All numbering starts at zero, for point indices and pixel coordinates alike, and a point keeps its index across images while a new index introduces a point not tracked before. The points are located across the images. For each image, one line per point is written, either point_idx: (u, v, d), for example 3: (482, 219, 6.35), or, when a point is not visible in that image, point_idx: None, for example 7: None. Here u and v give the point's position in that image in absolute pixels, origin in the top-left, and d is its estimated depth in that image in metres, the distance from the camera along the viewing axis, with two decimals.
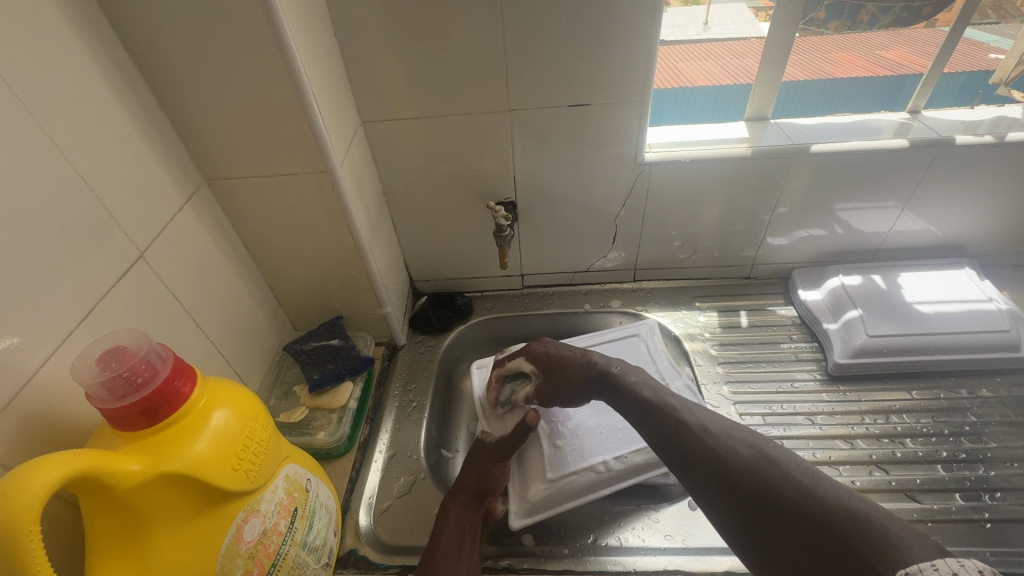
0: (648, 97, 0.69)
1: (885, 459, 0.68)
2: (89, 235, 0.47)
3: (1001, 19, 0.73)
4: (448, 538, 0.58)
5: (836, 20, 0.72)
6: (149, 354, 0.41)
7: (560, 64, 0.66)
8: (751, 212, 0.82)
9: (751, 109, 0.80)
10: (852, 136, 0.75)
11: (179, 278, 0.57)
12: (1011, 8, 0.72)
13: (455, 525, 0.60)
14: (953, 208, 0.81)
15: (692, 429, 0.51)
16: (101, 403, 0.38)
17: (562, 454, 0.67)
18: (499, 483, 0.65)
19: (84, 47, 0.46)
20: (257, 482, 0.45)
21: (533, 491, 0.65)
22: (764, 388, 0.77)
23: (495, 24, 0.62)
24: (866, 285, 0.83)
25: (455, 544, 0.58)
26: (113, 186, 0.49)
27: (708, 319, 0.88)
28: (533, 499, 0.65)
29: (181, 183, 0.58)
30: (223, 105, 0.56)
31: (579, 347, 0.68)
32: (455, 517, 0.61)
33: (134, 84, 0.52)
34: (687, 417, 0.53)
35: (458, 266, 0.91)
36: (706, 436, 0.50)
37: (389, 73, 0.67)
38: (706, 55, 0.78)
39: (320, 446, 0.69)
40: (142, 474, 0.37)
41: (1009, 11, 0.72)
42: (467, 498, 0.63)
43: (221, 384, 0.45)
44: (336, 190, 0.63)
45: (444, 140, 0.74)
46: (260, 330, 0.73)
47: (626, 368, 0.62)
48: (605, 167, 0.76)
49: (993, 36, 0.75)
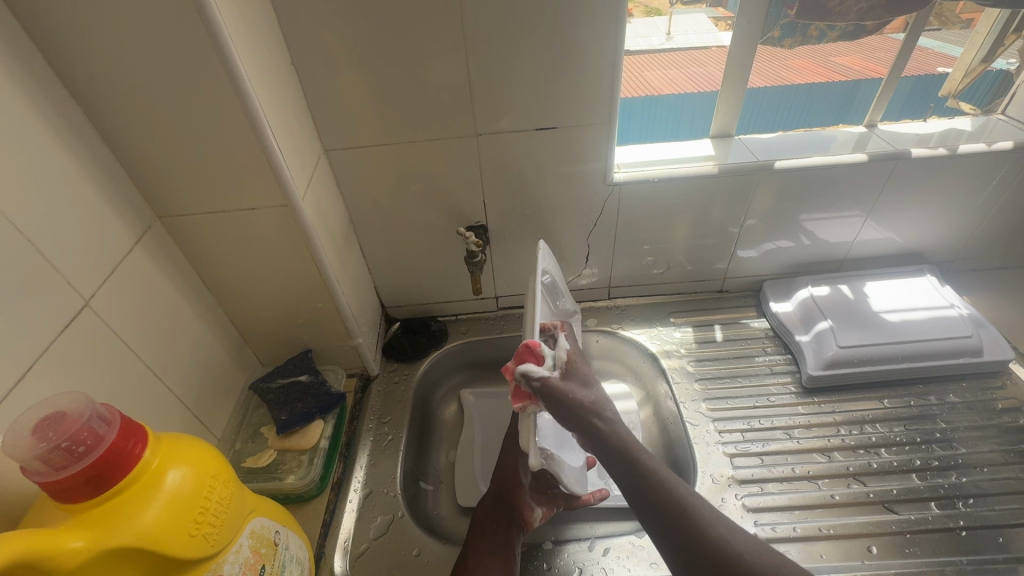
0: (614, 118, 0.69)
1: (862, 471, 0.68)
2: (25, 286, 0.44)
3: (944, 25, 0.75)
4: (482, 541, 0.60)
5: (791, 36, 0.73)
6: (93, 419, 0.37)
7: (525, 86, 0.65)
8: (720, 225, 0.82)
9: (716, 126, 0.82)
10: (811, 152, 0.77)
11: (130, 324, 0.54)
12: (952, 15, 0.74)
13: (486, 524, 0.62)
14: (913, 217, 0.83)
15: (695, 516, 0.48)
16: (39, 477, 0.35)
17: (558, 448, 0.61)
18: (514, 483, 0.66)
19: (18, 86, 0.43)
20: (217, 545, 0.42)
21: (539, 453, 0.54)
22: (742, 403, 0.77)
23: (458, 48, 0.62)
24: (834, 296, 0.84)
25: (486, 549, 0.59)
26: (51, 230, 0.46)
27: (683, 334, 0.88)
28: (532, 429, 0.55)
29: (130, 221, 0.55)
30: (172, 140, 0.53)
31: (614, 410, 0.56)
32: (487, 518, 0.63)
33: (75, 120, 0.49)
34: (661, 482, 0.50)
35: (430, 291, 0.89)
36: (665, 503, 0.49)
37: (351, 99, 0.65)
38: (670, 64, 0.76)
39: (290, 490, 0.65)
40: (86, 551, 0.34)
41: (950, 18, 0.74)
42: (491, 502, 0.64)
43: (176, 441, 0.42)
44: (299, 223, 0.61)
45: (411, 165, 0.72)
46: (223, 369, 0.69)
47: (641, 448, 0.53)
48: (572, 186, 0.76)
49: (935, 41, 0.77)
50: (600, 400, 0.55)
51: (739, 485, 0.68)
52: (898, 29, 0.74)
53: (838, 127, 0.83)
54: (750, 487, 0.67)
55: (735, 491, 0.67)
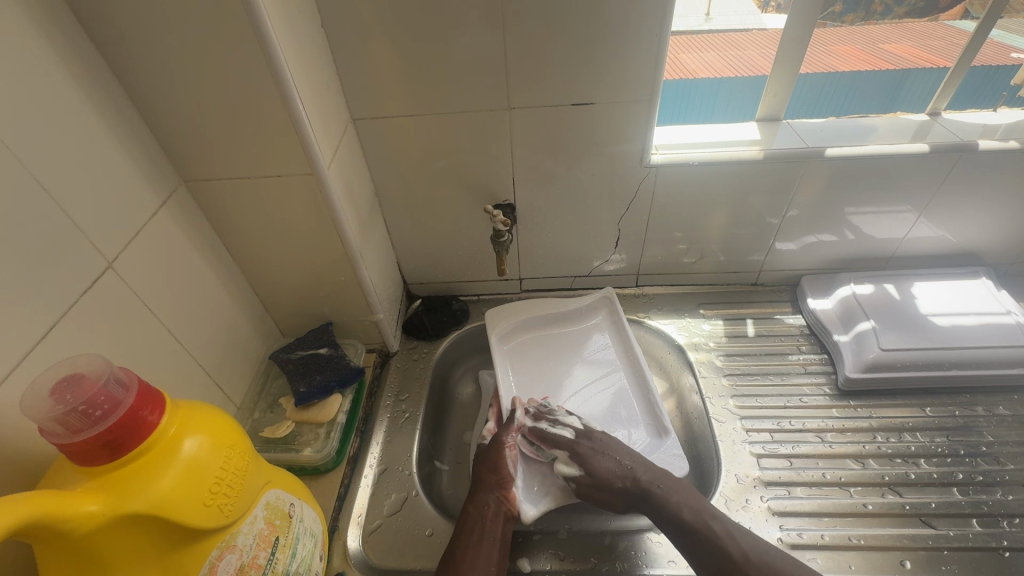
0: (657, 96, 0.65)
1: (898, 481, 0.65)
2: (48, 245, 0.43)
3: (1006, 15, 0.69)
4: (469, 534, 0.57)
5: (853, 12, 0.69)
6: (110, 382, 0.37)
7: (564, 58, 0.62)
8: (760, 214, 0.78)
9: (764, 109, 0.76)
10: (867, 140, 0.72)
11: (153, 288, 0.54)
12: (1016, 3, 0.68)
13: (475, 516, 0.59)
14: (971, 215, 0.77)
15: (734, 557, 0.53)
16: (55, 439, 0.34)
17: (538, 471, 0.66)
18: (506, 477, 0.63)
19: (43, 38, 0.42)
20: (232, 516, 0.41)
21: (528, 512, 0.61)
22: (772, 402, 0.74)
23: (495, 16, 0.58)
24: (878, 295, 0.79)
25: (476, 543, 0.57)
26: (75, 189, 0.45)
27: (713, 327, 0.84)
28: (527, 488, 0.64)
29: (155, 185, 0.54)
30: (197, 101, 0.52)
31: (618, 448, 0.64)
32: (476, 512, 0.60)
33: (100, 77, 0.48)
34: (731, 544, 0.54)
35: (453, 270, 0.87)
36: (754, 561, 0.52)
37: (381, 68, 0.63)
38: (706, 46, 0.75)
39: (306, 463, 0.65)
40: (101, 516, 0.34)
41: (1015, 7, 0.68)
42: (483, 496, 0.61)
43: (193, 408, 0.41)
44: (323, 192, 0.59)
45: (438, 138, 0.69)
46: (244, 339, 0.69)
47: (667, 483, 0.60)
48: (605, 166, 0.72)
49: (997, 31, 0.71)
50: (621, 453, 0.64)
51: (765, 487, 0.65)
52: (957, 16, 0.70)
53: (879, 115, 0.77)
54: (777, 490, 0.64)
55: (761, 493, 0.64)
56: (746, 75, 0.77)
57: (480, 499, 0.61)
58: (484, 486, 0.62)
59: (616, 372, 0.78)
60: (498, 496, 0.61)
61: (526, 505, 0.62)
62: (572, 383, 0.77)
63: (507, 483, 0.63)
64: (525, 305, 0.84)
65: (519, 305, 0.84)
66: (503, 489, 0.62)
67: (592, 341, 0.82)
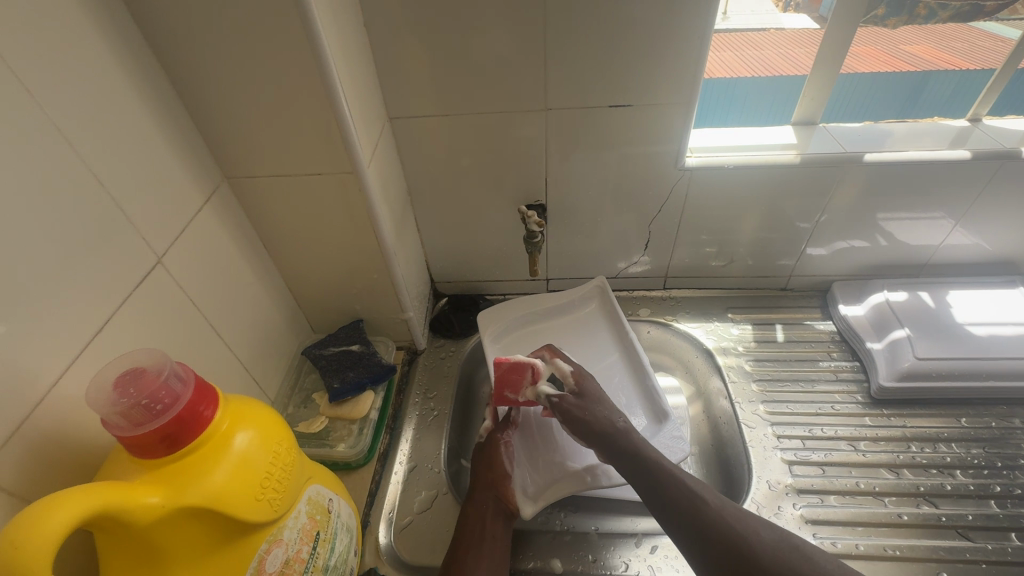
0: (696, 99, 0.64)
1: (934, 492, 0.64)
2: (104, 240, 0.44)
3: None
4: (471, 534, 0.58)
5: (895, 16, 0.68)
6: (169, 377, 0.37)
7: (603, 59, 0.61)
8: (794, 219, 0.77)
9: (799, 113, 0.75)
10: (907, 146, 0.71)
11: (197, 283, 0.54)
12: None
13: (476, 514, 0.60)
14: (1011, 223, 0.76)
15: (708, 503, 0.50)
16: (117, 431, 0.35)
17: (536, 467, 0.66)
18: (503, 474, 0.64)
19: (101, 37, 0.43)
20: (279, 511, 0.42)
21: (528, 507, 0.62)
22: (803, 409, 0.73)
23: (537, 17, 0.58)
24: (912, 302, 0.78)
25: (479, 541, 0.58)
26: (128, 185, 0.46)
27: (742, 331, 0.84)
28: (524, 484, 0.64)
29: (200, 181, 0.55)
30: (244, 99, 0.52)
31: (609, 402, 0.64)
32: (477, 509, 0.61)
33: (152, 74, 0.48)
34: (701, 489, 0.51)
35: (481, 269, 0.88)
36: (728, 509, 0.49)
37: (420, 67, 0.63)
38: (723, 45, 0.72)
39: (339, 458, 0.66)
40: (161, 508, 0.35)
41: None
42: (482, 493, 0.62)
43: (243, 403, 0.42)
44: (362, 191, 0.59)
45: (473, 138, 0.70)
46: (278, 334, 0.70)
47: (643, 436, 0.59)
48: (640, 168, 0.72)
49: None
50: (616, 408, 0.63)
51: (797, 494, 0.64)
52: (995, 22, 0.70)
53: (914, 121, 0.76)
54: (810, 497, 0.64)
55: (792, 500, 0.64)
56: (764, 75, 0.73)
57: (482, 497, 0.62)
58: (483, 483, 0.63)
59: (616, 361, 0.78)
60: (497, 494, 0.62)
61: (524, 499, 0.63)
62: None
63: (506, 481, 0.63)
64: (515, 303, 0.83)
65: (510, 304, 0.83)
66: (502, 487, 0.63)
67: (587, 330, 0.82)
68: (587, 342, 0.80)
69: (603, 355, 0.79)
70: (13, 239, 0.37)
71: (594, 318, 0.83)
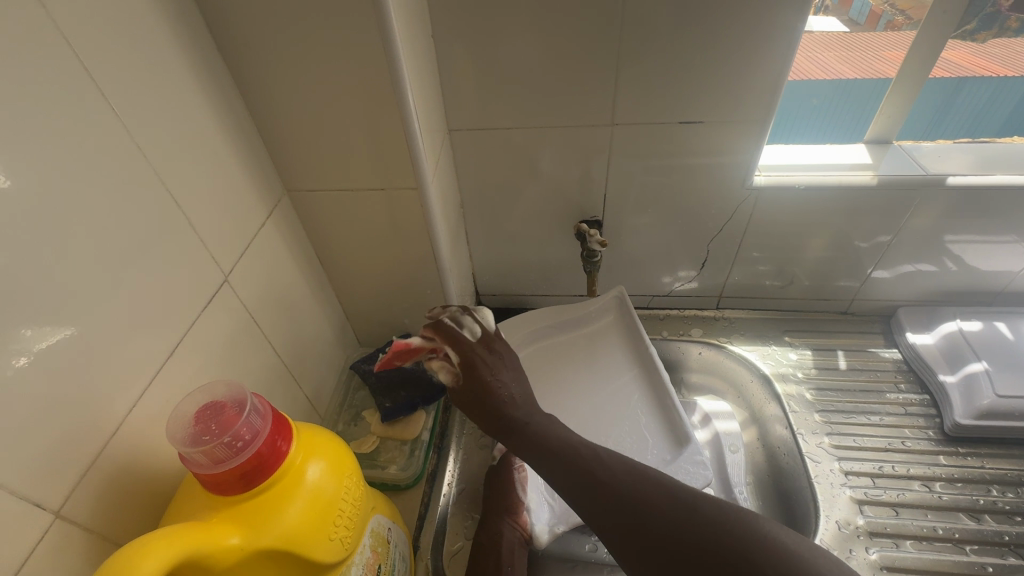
0: (771, 117, 0.61)
1: (1021, 543, 0.60)
2: (177, 260, 0.43)
3: None
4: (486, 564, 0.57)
5: (986, 29, 0.64)
6: (249, 411, 0.36)
7: (676, 74, 0.59)
8: (863, 243, 0.73)
9: (874, 130, 0.72)
10: (994, 170, 0.67)
11: (258, 300, 0.53)
12: None
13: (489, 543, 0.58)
14: None
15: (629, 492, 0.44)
16: (198, 469, 0.34)
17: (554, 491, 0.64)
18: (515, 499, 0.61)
19: (179, 52, 0.41)
20: (348, 547, 0.40)
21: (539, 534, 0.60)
22: (873, 444, 0.70)
23: (611, 30, 0.56)
24: (988, 333, 0.74)
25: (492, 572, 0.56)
26: (200, 203, 0.45)
27: (801, 356, 0.80)
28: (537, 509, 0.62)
29: (264, 196, 0.54)
30: (312, 114, 0.51)
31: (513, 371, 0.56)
32: (490, 536, 0.59)
33: (224, 88, 0.47)
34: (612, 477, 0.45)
35: (529, 284, 0.85)
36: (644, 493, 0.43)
37: (485, 79, 0.61)
38: None
39: (389, 479, 0.64)
40: (241, 548, 0.33)
41: None
42: (493, 521, 0.60)
43: (315, 434, 0.40)
44: (424, 207, 0.58)
45: (532, 152, 0.67)
46: (328, 349, 0.68)
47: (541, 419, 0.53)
48: (704, 187, 0.69)
49: None
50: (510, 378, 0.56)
51: (870, 538, 0.62)
52: None
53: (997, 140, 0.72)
54: (883, 541, 0.61)
55: (865, 544, 0.61)
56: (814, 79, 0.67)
57: (492, 527, 0.60)
58: (496, 510, 0.61)
59: (628, 381, 0.73)
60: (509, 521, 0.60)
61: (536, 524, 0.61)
62: (589, 394, 0.72)
63: (517, 508, 0.61)
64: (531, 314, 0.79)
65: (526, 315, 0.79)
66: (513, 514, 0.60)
67: (605, 345, 0.77)
68: (602, 357, 0.76)
69: (620, 371, 0.74)
70: (94, 262, 0.36)
71: (612, 331, 0.78)
